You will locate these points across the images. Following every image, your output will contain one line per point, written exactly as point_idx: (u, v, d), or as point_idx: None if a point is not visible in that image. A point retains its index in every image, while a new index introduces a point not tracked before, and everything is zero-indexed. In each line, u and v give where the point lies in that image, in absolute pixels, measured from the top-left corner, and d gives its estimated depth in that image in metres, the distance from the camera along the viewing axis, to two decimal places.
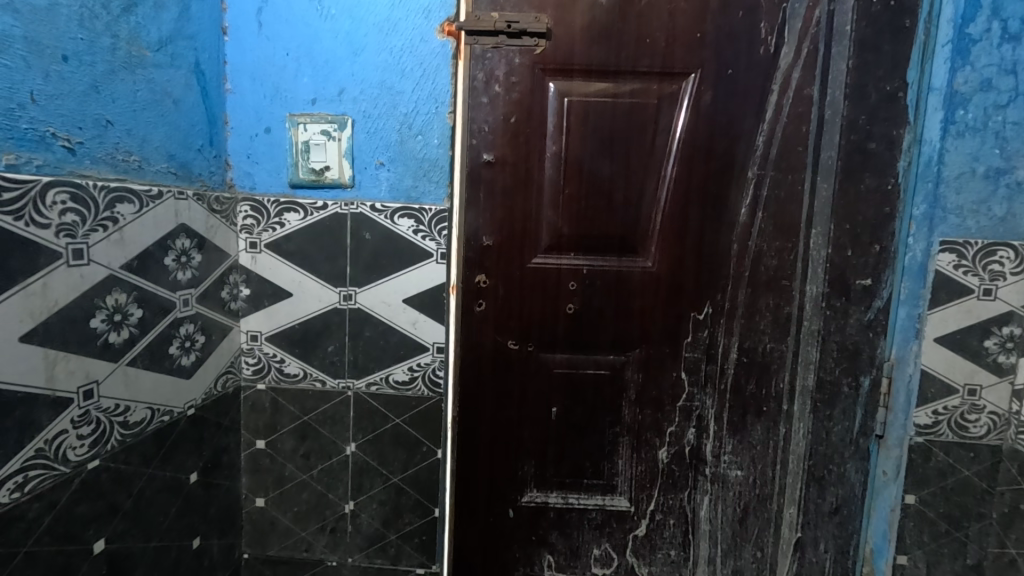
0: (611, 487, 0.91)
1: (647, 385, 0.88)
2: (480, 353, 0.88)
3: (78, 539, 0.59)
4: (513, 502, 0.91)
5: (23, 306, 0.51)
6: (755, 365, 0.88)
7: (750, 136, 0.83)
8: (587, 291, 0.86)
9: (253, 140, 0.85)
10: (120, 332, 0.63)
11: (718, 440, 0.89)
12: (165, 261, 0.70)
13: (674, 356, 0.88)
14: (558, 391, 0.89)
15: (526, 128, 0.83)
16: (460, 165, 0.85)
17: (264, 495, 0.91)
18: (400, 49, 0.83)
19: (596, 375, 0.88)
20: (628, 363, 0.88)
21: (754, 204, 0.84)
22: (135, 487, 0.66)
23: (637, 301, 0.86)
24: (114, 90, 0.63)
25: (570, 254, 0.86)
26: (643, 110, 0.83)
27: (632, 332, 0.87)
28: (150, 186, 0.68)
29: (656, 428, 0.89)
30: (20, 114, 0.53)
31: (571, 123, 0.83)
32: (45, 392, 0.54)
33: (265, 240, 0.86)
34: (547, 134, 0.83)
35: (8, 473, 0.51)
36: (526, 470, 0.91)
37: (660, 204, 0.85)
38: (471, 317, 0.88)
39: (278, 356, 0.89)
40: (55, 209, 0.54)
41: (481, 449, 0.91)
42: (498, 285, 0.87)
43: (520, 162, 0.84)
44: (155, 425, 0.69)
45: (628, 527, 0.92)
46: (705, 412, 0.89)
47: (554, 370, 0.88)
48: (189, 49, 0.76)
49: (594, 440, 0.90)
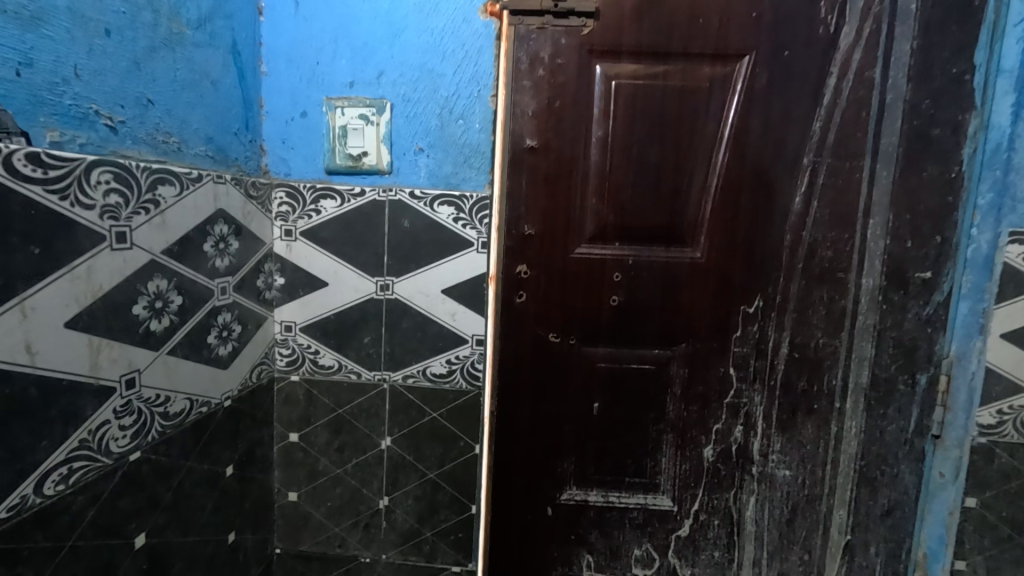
0: (654, 485, 0.88)
1: (692, 380, 0.85)
2: (519, 346, 0.85)
3: (120, 533, 0.57)
4: (551, 500, 0.89)
5: (69, 290, 0.49)
6: (806, 361, 0.84)
7: (806, 121, 0.79)
8: (632, 283, 0.83)
9: (289, 124, 0.83)
10: (161, 320, 0.61)
11: (766, 438, 0.86)
12: (204, 247, 0.68)
13: (721, 351, 0.84)
14: (600, 386, 0.86)
15: (570, 112, 0.79)
16: (502, 150, 0.81)
17: (297, 489, 0.89)
18: (441, 30, 0.80)
19: (640, 370, 0.85)
20: (674, 357, 0.85)
21: (809, 193, 0.80)
22: (174, 480, 0.64)
23: (684, 293, 0.83)
24: (154, 67, 0.61)
25: (615, 243, 0.82)
26: (694, 93, 0.78)
27: (678, 325, 0.84)
28: (190, 169, 0.65)
29: (701, 425, 0.86)
30: (64, 89, 0.50)
31: (617, 107, 0.79)
32: (89, 380, 0.51)
33: (301, 227, 0.84)
34: (593, 118, 0.79)
35: (53, 465, 0.48)
36: (565, 467, 0.88)
37: (711, 193, 0.81)
38: (511, 309, 0.84)
39: (313, 348, 0.86)
40: (99, 189, 0.52)
41: (519, 445, 0.88)
42: (540, 276, 0.83)
43: (564, 148, 0.80)
44: (194, 417, 0.67)
45: (671, 526, 0.89)
46: (753, 409, 0.85)
47: (597, 365, 0.85)
48: (226, 29, 0.73)
49: (637, 437, 0.87)
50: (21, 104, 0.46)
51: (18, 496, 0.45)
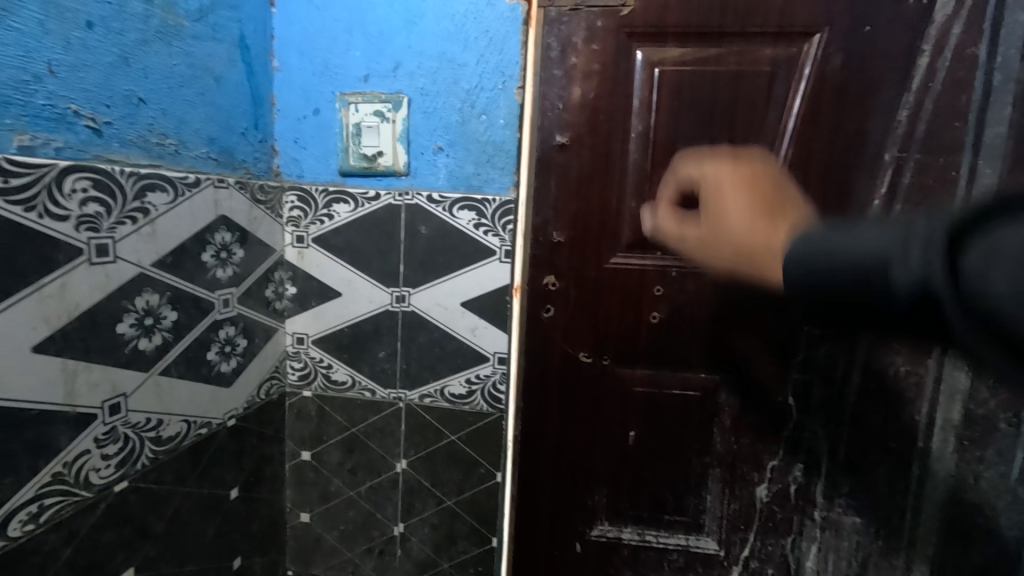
0: (697, 526, 0.78)
1: (745, 409, 0.74)
2: (546, 365, 0.76)
3: (103, 570, 0.53)
4: (580, 535, 0.80)
5: (37, 310, 0.44)
6: (880, 394, 0.69)
7: (890, 109, 0.65)
8: (675, 297, 0.72)
9: (301, 122, 0.77)
10: (152, 338, 0.56)
11: (831, 480, 0.73)
12: (203, 256, 0.63)
13: (780, 378, 0.72)
14: (637, 413, 0.76)
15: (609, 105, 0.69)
16: (529, 149, 0.73)
17: (309, 510, 0.84)
18: (462, 15, 0.72)
19: (682, 396, 0.75)
20: (722, 383, 0.74)
21: (892, 193, 0.66)
22: (168, 508, 0.60)
23: (738, 311, 0.72)
24: (147, 63, 0.56)
25: (656, 252, 0.72)
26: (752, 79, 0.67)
27: (728, 347, 0.73)
28: (187, 173, 0.60)
29: (754, 461, 0.75)
30: (36, 87, 0.45)
31: (660, 97, 0.69)
32: (64, 408, 0.47)
33: (313, 233, 0.78)
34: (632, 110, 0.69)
35: (20, 503, 0.44)
36: (596, 500, 0.79)
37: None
38: (538, 323, 0.75)
39: (325, 362, 0.81)
40: (75, 198, 0.47)
41: (546, 474, 0.79)
42: (570, 288, 0.74)
43: (598, 144, 0.70)
44: (192, 440, 0.62)
45: (716, 572, 0.79)
46: (817, 445, 0.73)
47: (633, 389, 0.75)
48: (232, 20, 0.68)
49: (678, 471, 0.77)
50: None
51: None
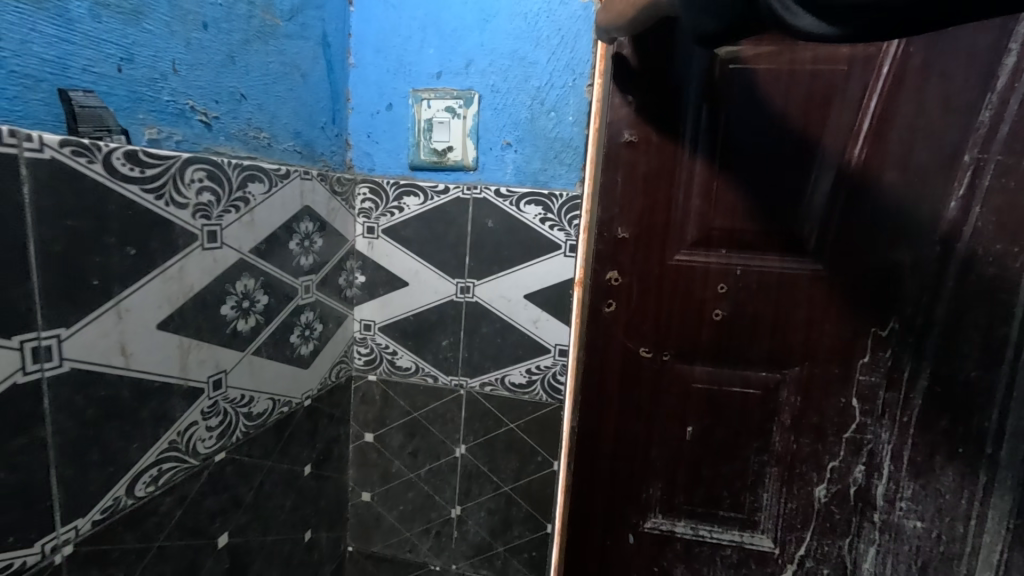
0: (753, 522, 0.70)
1: (807, 411, 0.66)
2: (604, 367, 0.72)
3: (204, 533, 0.56)
4: (633, 526, 0.74)
5: (162, 291, 0.48)
6: (953, 400, 0.61)
7: (972, 109, 0.55)
8: (742, 295, 0.65)
9: (374, 117, 0.80)
10: (247, 320, 0.60)
11: (893, 482, 0.65)
12: (290, 244, 0.66)
13: (844, 380, 0.65)
14: (693, 412, 0.69)
15: (662, 104, 0.64)
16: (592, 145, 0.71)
17: (370, 490, 0.88)
18: (535, 14, 0.73)
19: (742, 396, 0.68)
20: (785, 383, 0.66)
21: (970, 196, 0.57)
22: (255, 480, 0.64)
23: (806, 313, 0.64)
24: (248, 61, 0.59)
25: (720, 247, 0.65)
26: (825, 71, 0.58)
27: (792, 347, 0.65)
28: (279, 165, 0.64)
29: (814, 460, 0.67)
30: (162, 85, 0.49)
31: (725, 92, 0.61)
32: (179, 381, 0.51)
33: (383, 225, 0.82)
34: (691, 105, 0.63)
35: (145, 466, 0.48)
36: (650, 493, 0.73)
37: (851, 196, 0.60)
38: (600, 320, 0.70)
39: (391, 348, 0.84)
40: (193, 188, 0.50)
41: (596, 468, 0.74)
42: (630, 284, 0.69)
43: (656, 136, 0.64)
44: (276, 417, 0.66)
45: (768, 570, 0.71)
46: (879, 448, 0.65)
47: (693, 386, 0.69)
48: (317, 19, 0.71)
49: (734, 470, 0.69)
50: (121, 101, 0.45)
51: (112, 498, 0.45)
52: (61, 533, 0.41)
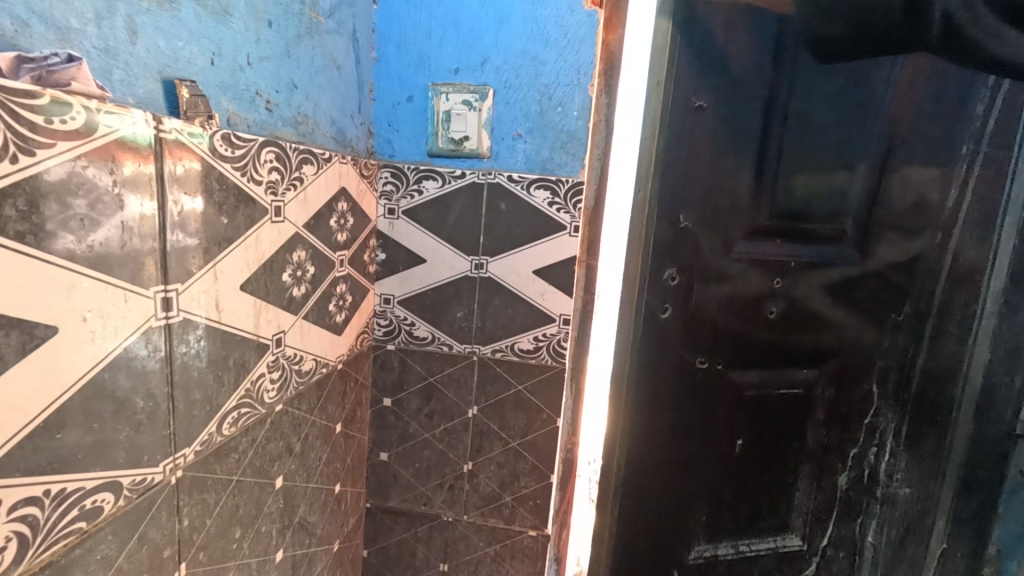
0: (784, 527, 0.88)
1: (838, 403, 0.83)
2: (662, 367, 0.80)
3: (267, 474, 0.64)
4: (680, 561, 0.87)
5: (243, 256, 0.55)
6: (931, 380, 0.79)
7: None
8: (790, 290, 0.78)
9: (396, 108, 0.88)
10: (300, 287, 0.67)
11: (892, 457, 0.83)
12: (331, 222, 0.73)
13: (868, 370, 0.82)
14: (745, 410, 0.83)
15: (732, 131, 0.72)
16: (647, 160, 0.73)
17: (388, 449, 0.97)
18: (546, 18, 0.82)
19: (788, 395, 0.83)
20: (821, 376, 0.83)
21: None
22: (302, 431, 0.72)
23: (825, 346, 0.81)
24: (300, 56, 0.66)
25: (774, 239, 0.76)
26: (846, 126, 0.73)
27: (831, 348, 0.81)
28: (323, 150, 0.71)
29: (839, 450, 0.85)
30: (240, 75, 0.55)
31: (780, 129, 0.72)
32: (252, 336, 0.58)
33: (403, 207, 0.90)
34: (748, 147, 0.73)
35: (229, 409, 0.55)
36: (699, 517, 0.86)
37: (841, 242, 0.77)
38: (654, 325, 0.78)
39: (409, 319, 0.93)
40: (265, 167, 0.57)
41: (653, 500, 0.85)
42: (693, 304, 0.77)
43: (719, 176, 0.73)
44: (318, 375, 0.74)
45: (799, 565, 0.90)
46: (881, 423, 0.83)
47: (746, 389, 0.82)
48: (349, 17, 0.78)
49: (777, 469, 0.85)
50: (212, 89, 0.51)
51: (207, 433, 0.52)
52: (177, 457, 0.48)
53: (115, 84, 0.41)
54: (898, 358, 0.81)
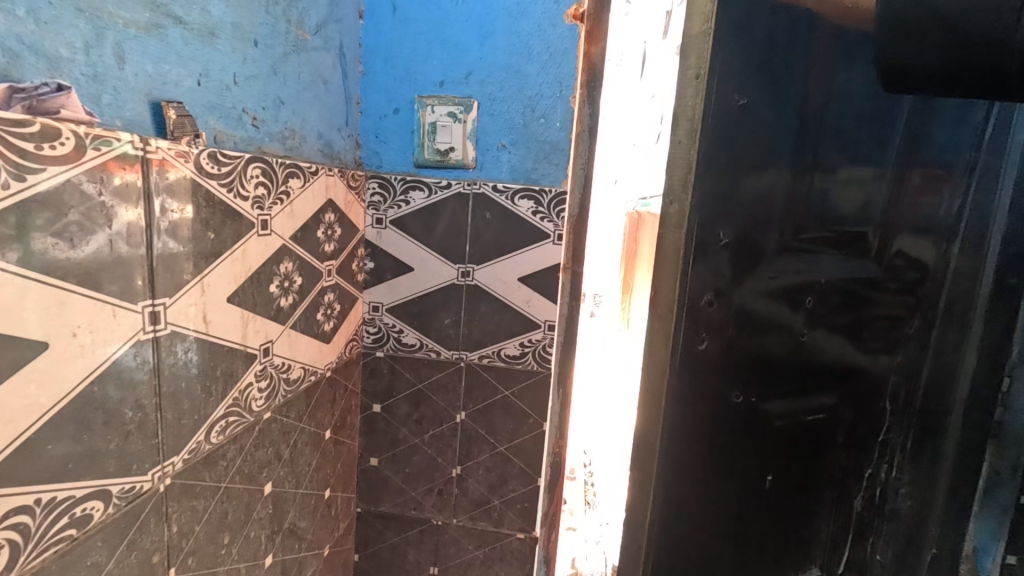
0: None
1: (870, 426, 0.50)
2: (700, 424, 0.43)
3: (256, 480, 0.66)
4: None
5: (231, 269, 0.57)
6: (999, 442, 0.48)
7: None
8: (827, 300, 0.46)
9: (383, 120, 0.89)
10: (287, 297, 0.69)
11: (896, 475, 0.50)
12: (318, 233, 0.75)
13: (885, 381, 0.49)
14: (769, 454, 0.47)
15: (765, 143, 0.40)
16: (681, 187, 0.40)
17: (378, 455, 0.98)
18: (529, 33, 0.85)
19: (814, 422, 0.48)
20: (846, 395, 0.48)
21: None
22: (291, 438, 0.73)
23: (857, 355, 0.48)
24: (286, 73, 0.68)
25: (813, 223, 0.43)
26: (882, 129, 0.43)
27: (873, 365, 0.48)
28: (309, 163, 0.72)
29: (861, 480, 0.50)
30: (227, 95, 0.57)
31: (819, 141, 0.42)
32: (240, 347, 0.60)
33: (390, 217, 0.91)
34: (775, 167, 0.41)
35: (217, 417, 0.57)
36: None
37: (867, 248, 0.45)
38: (691, 362, 0.42)
39: (397, 327, 0.94)
40: (252, 183, 0.59)
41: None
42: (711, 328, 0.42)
43: (757, 208, 0.41)
44: (306, 383, 0.76)
45: None
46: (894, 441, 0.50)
47: (772, 426, 0.46)
48: (336, 33, 0.80)
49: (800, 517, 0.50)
50: (200, 110, 0.53)
51: (195, 442, 0.54)
52: (165, 466, 0.50)
53: (103, 109, 0.43)
54: (906, 368, 0.49)
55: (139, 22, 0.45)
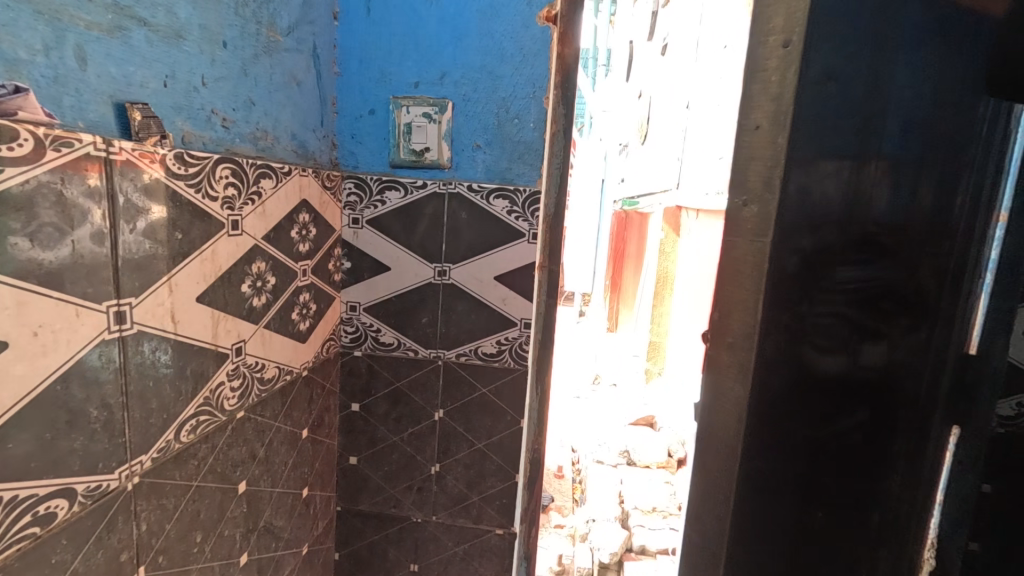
0: None
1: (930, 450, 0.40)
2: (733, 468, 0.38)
3: (229, 479, 0.66)
4: None
5: (199, 269, 0.57)
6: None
7: None
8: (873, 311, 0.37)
9: (358, 120, 0.90)
10: (260, 297, 0.69)
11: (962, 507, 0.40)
12: (292, 233, 0.76)
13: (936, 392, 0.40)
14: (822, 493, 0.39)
15: (850, 129, 0.34)
16: (762, 187, 0.34)
17: (357, 454, 0.99)
18: (502, 34, 0.85)
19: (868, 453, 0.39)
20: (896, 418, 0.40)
21: None
22: (265, 437, 0.73)
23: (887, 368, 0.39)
24: (257, 73, 0.68)
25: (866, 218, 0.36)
26: (917, 116, 0.35)
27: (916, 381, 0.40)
28: (282, 163, 0.73)
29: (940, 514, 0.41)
30: (195, 95, 0.58)
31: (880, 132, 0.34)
32: (211, 346, 0.60)
33: (367, 217, 0.92)
34: (860, 156, 0.35)
35: (187, 416, 0.57)
36: None
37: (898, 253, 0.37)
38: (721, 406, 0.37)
39: (375, 326, 0.95)
40: (221, 183, 0.60)
41: None
42: (740, 350, 0.36)
43: (815, 208, 0.35)
44: (281, 382, 0.76)
45: None
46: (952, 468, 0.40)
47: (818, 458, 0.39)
48: (309, 34, 0.81)
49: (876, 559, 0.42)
50: (166, 111, 0.53)
51: (164, 441, 0.54)
52: (132, 465, 0.50)
53: (65, 110, 0.43)
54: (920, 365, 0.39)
55: (101, 24, 0.46)
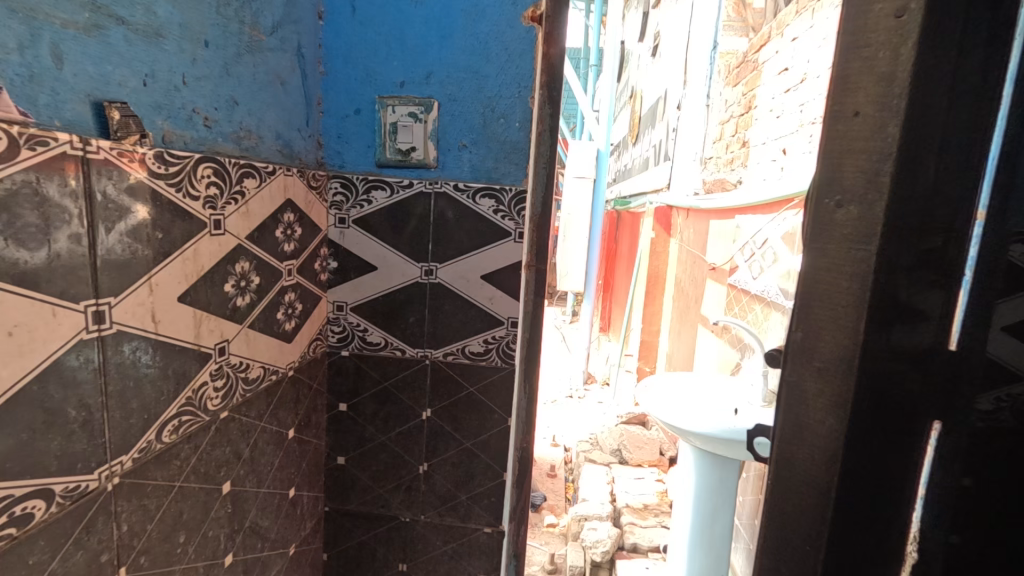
0: None
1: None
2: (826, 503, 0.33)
3: (213, 480, 0.66)
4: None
5: (181, 268, 0.57)
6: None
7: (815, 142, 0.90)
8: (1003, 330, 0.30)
9: (344, 120, 0.90)
10: (244, 297, 0.69)
11: None
12: (276, 233, 0.75)
13: None
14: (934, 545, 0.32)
15: (952, 177, 0.29)
16: (864, 185, 0.30)
17: (345, 454, 0.99)
18: (487, 34, 0.86)
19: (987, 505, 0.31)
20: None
21: None
22: (251, 438, 0.73)
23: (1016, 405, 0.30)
24: (239, 73, 0.68)
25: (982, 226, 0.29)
26: None
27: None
28: (266, 163, 0.72)
29: None
30: (176, 95, 0.57)
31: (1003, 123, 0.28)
32: (193, 346, 0.60)
33: (353, 216, 0.92)
34: (954, 209, 0.29)
35: (169, 416, 0.57)
36: None
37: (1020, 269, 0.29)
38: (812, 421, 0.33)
39: (362, 325, 0.95)
40: (203, 182, 0.59)
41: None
42: (832, 376, 0.32)
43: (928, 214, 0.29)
44: (267, 382, 0.76)
45: None
46: None
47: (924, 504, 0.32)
48: (294, 34, 0.81)
49: None
50: (146, 110, 0.53)
51: (146, 441, 0.54)
52: (112, 465, 0.50)
53: (41, 109, 0.43)
54: None
55: (78, 22, 0.46)
